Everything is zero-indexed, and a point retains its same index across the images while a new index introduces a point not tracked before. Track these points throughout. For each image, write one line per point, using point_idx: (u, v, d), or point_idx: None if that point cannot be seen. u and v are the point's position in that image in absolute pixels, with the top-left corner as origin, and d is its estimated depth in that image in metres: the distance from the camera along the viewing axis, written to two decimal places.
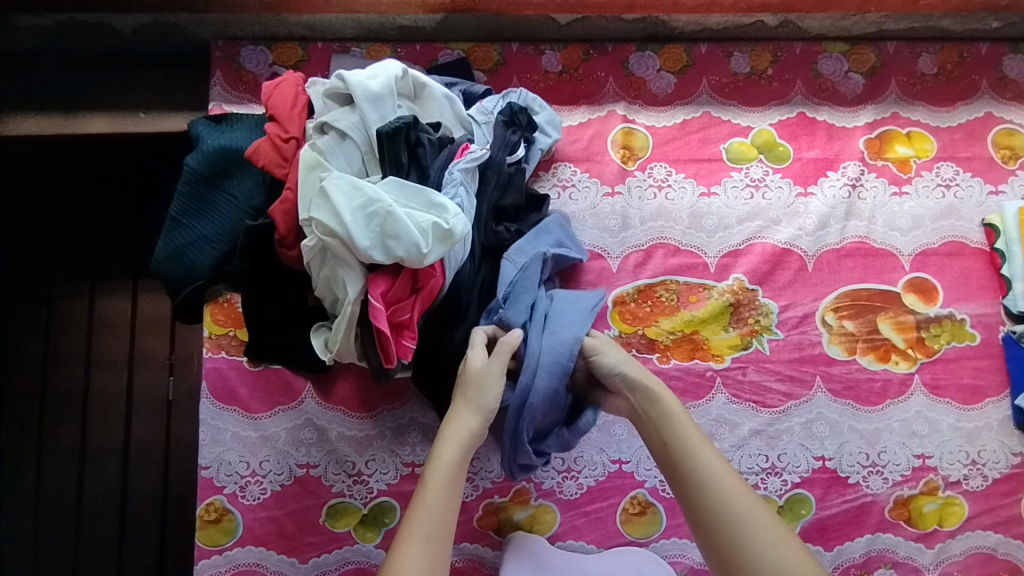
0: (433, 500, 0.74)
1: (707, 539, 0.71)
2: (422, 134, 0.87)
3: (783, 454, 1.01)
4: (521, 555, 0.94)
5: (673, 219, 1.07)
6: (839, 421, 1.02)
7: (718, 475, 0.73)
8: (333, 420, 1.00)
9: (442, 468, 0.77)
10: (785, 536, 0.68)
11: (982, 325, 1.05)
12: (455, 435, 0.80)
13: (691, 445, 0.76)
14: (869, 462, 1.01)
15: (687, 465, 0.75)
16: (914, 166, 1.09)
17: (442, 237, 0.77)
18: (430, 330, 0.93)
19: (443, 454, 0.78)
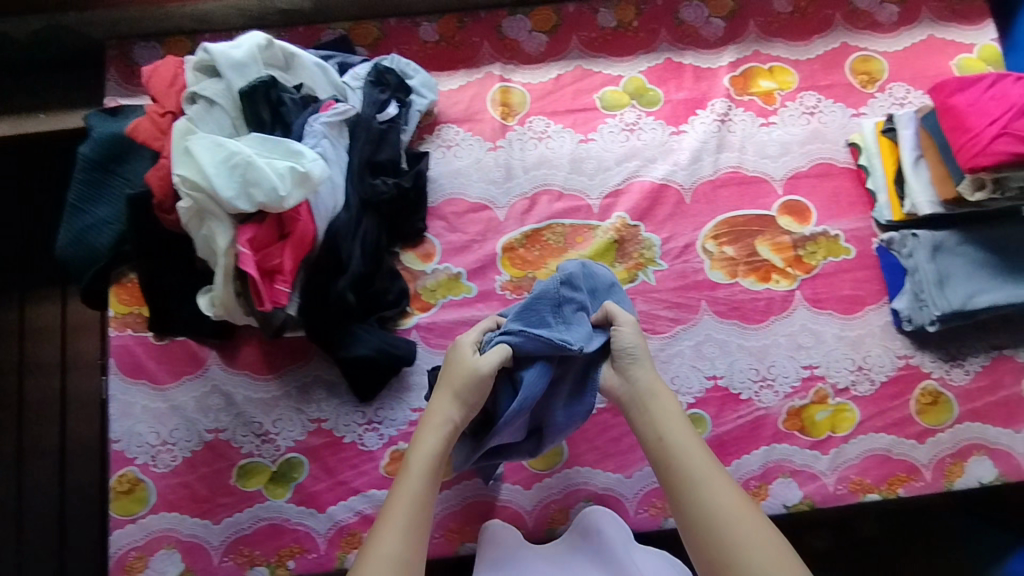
0: (411, 495, 0.79)
1: (692, 530, 0.75)
2: (285, 94, 0.90)
3: (676, 377, 1.05)
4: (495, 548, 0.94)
5: (554, 166, 1.12)
6: (727, 340, 1.07)
7: (709, 477, 0.77)
8: (239, 384, 1.04)
9: (419, 462, 0.81)
10: (763, 530, 0.73)
11: (857, 239, 1.10)
12: (431, 429, 0.83)
13: (686, 444, 0.80)
14: (759, 376, 1.06)
15: (680, 464, 0.79)
16: (778, 98, 1.14)
17: (299, 180, 0.81)
18: (315, 286, 0.94)
19: (420, 450, 0.82)
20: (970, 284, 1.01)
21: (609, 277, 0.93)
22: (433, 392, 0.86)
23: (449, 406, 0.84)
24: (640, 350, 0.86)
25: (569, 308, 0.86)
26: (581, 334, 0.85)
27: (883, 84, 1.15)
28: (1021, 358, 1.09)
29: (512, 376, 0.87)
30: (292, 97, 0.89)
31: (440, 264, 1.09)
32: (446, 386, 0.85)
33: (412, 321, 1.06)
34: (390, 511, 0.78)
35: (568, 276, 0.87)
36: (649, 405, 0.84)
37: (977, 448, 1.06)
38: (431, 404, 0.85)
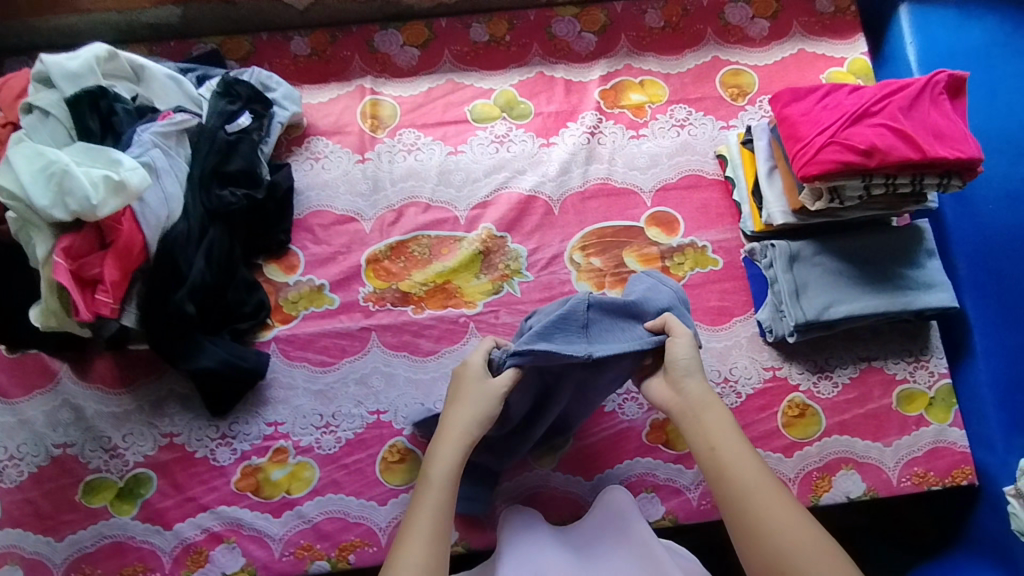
0: (429, 507, 0.74)
1: (746, 546, 0.69)
2: (119, 104, 0.93)
3: None
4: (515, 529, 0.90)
5: (422, 178, 1.12)
6: None
7: (760, 490, 0.71)
8: (90, 398, 1.02)
9: (444, 470, 0.77)
10: (823, 539, 0.68)
11: (724, 250, 1.10)
12: (454, 439, 0.79)
13: (740, 456, 0.73)
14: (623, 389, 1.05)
15: (734, 479, 0.72)
16: (648, 111, 1.16)
17: (115, 189, 0.82)
18: (154, 296, 0.93)
19: (436, 462, 0.78)
20: (826, 295, 1.01)
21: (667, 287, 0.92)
22: (450, 404, 0.84)
23: (481, 410, 0.81)
24: (687, 360, 0.80)
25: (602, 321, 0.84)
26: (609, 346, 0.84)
27: (753, 97, 1.16)
28: (890, 370, 1.07)
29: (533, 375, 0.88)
30: (126, 107, 0.93)
31: (303, 276, 1.07)
32: (457, 401, 0.83)
33: (271, 333, 1.04)
34: (411, 527, 0.73)
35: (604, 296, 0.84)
36: (701, 413, 0.78)
37: (846, 462, 1.02)
38: (452, 412, 0.82)
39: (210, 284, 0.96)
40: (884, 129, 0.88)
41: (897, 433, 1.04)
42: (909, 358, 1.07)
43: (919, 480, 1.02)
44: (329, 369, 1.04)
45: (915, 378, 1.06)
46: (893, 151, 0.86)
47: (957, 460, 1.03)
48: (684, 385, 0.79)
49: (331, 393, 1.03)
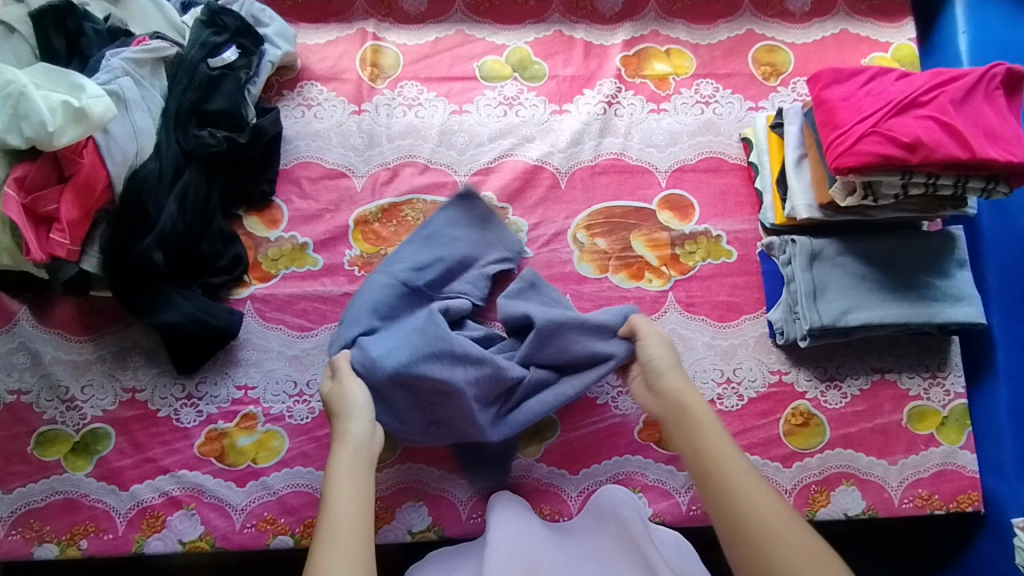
0: (341, 521, 0.69)
1: (730, 533, 0.68)
2: (88, 24, 0.86)
3: None
4: (505, 511, 0.87)
5: (421, 137, 1.04)
6: None
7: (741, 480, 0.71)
8: (48, 344, 0.95)
9: (348, 482, 0.73)
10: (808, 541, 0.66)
11: (740, 242, 1.02)
12: (352, 450, 0.76)
13: (722, 448, 0.74)
14: (619, 382, 0.99)
15: (716, 464, 0.73)
16: (672, 83, 1.07)
17: (74, 116, 0.73)
18: (118, 240, 0.85)
19: (335, 472, 0.74)
20: (845, 299, 0.94)
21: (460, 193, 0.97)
22: (335, 420, 0.80)
23: (364, 415, 0.80)
24: (663, 360, 0.84)
25: (421, 269, 0.93)
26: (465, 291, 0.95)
27: (787, 77, 1.07)
28: (903, 385, 1.00)
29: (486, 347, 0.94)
30: (96, 28, 0.86)
31: (285, 232, 0.99)
32: (338, 415, 0.81)
33: (247, 291, 0.97)
34: (324, 542, 0.67)
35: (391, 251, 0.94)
36: (688, 413, 0.78)
37: (847, 477, 0.96)
38: (342, 425, 0.79)
39: (181, 232, 0.88)
40: (931, 122, 0.79)
41: (904, 451, 0.98)
42: (925, 374, 1.00)
43: (922, 502, 0.96)
44: (307, 335, 0.97)
45: (929, 395, 1.00)
46: (940, 147, 0.78)
47: (964, 485, 0.97)
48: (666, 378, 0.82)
49: (307, 360, 0.97)
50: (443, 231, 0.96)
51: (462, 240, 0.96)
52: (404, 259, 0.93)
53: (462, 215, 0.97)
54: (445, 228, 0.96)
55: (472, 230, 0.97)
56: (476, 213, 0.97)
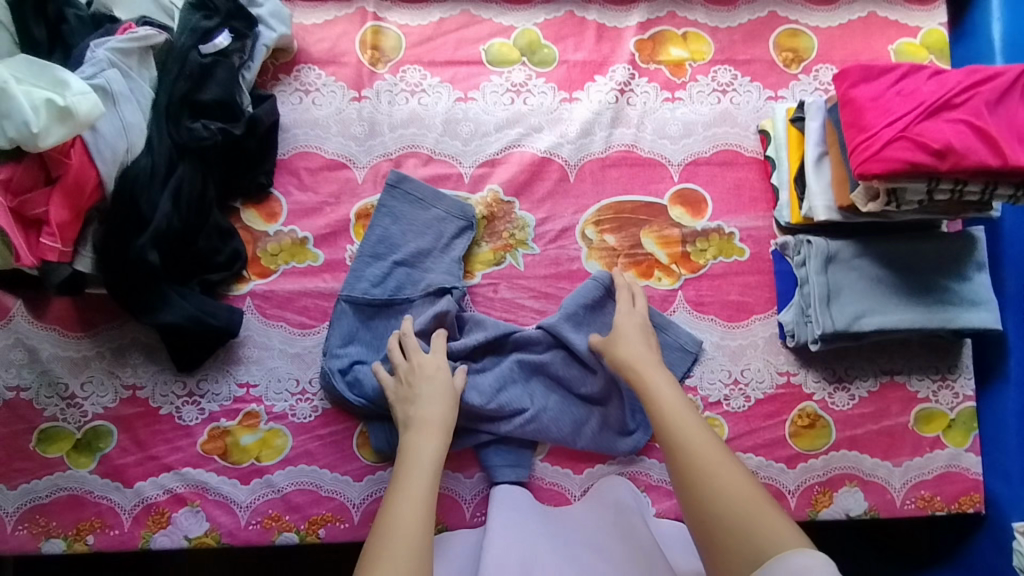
0: (415, 492, 0.73)
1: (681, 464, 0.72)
2: (71, 9, 0.81)
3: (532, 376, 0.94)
4: (508, 508, 0.87)
5: (425, 126, 0.99)
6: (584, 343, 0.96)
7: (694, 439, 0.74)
8: (45, 340, 0.93)
9: (422, 458, 0.78)
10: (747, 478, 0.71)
11: (753, 239, 0.99)
12: (431, 431, 0.81)
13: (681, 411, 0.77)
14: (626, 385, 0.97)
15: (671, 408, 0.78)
16: (689, 70, 1.02)
17: (59, 116, 0.69)
18: (111, 240, 0.82)
19: (419, 450, 0.78)
20: (859, 303, 0.91)
21: (389, 181, 0.96)
22: (417, 400, 0.84)
23: (449, 403, 0.85)
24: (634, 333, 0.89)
25: (378, 283, 0.93)
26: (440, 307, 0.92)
27: (809, 64, 1.02)
28: (912, 387, 0.99)
29: (509, 353, 0.95)
30: (79, 14, 0.81)
31: (284, 226, 0.96)
32: (416, 396, 0.84)
33: (247, 287, 0.95)
34: (398, 506, 0.72)
35: (351, 266, 0.94)
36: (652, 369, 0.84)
37: (850, 479, 0.96)
38: (422, 407, 0.83)
39: (176, 230, 0.85)
40: (964, 125, 0.75)
41: (909, 453, 0.97)
42: (935, 376, 0.99)
43: (924, 503, 0.96)
44: (309, 333, 0.95)
45: (938, 398, 0.99)
46: (972, 153, 0.74)
47: (967, 487, 0.97)
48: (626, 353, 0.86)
49: (309, 358, 0.95)
50: (393, 230, 0.95)
51: (414, 235, 0.95)
52: (365, 275, 0.93)
53: (401, 203, 0.96)
54: (391, 227, 0.95)
55: (416, 210, 0.96)
56: (414, 194, 0.96)
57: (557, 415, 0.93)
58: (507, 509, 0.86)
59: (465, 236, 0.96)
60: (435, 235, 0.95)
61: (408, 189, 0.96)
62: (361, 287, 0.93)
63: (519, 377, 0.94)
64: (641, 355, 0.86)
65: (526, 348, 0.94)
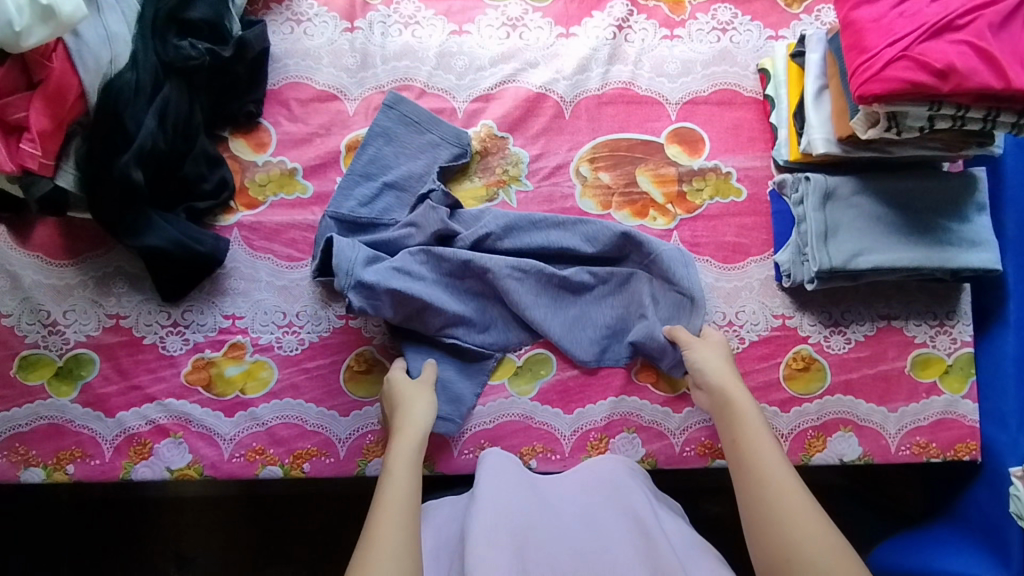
0: (398, 496, 0.72)
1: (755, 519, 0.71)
2: None
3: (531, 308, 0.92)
4: (504, 476, 0.82)
5: (418, 58, 0.97)
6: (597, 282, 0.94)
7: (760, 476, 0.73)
8: (28, 267, 0.92)
9: (403, 463, 0.76)
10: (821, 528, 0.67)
11: (750, 180, 0.98)
12: (411, 439, 0.79)
13: (761, 443, 0.76)
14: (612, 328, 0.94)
15: (751, 457, 0.75)
16: (688, 8, 1.00)
17: (42, 15, 0.67)
18: (93, 158, 0.80)
19: (399, 458, 0.77)
20: (857, 240, 0.90)
21: (386, 102, 0.94)
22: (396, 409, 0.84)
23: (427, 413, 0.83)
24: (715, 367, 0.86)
25: (366, 202, 0.91)
26: (421, 214, 0.90)
27: (810, 4, 1.00)
28: (909, 332, 0.97)
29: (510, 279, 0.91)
30: None
31: (273, 157, 0.95)
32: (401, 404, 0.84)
33: (234, 218, 0.93)
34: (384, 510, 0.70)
35: (340, 184, 0.92)
36: (737, 410, 0.80)
37: (844, 424, 0.95)
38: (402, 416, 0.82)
39: (161, 152, 0.83)
40: (967, 46, 0.73)
41: (904, 400, 0.96)
42: (933, 322, 0.98)
43: (919, 450, 0.95)
44: (296, 265, 0.94)
45: (935, 343, 0.97)
46: (975, 74, 0.72)
47: (963, 434, 0.95)
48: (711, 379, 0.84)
49: (296, 291, 0.94)
50: (386, 151, 0.93)
51: (407, 158, 0.94)
52: (351, 195, 0.91)
53: (396, 123, 0.94)
54: (384, 148, 0.94)
55: (410, 133, 0.94)
56: (410, 116, 0.94)
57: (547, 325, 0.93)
58: (491, 481, 0.81)
59: (461, 164, 0.95)
60: (429, 160, 0.94)
61: (405, 112, 0.95)
62: (347, 206, 0.91)
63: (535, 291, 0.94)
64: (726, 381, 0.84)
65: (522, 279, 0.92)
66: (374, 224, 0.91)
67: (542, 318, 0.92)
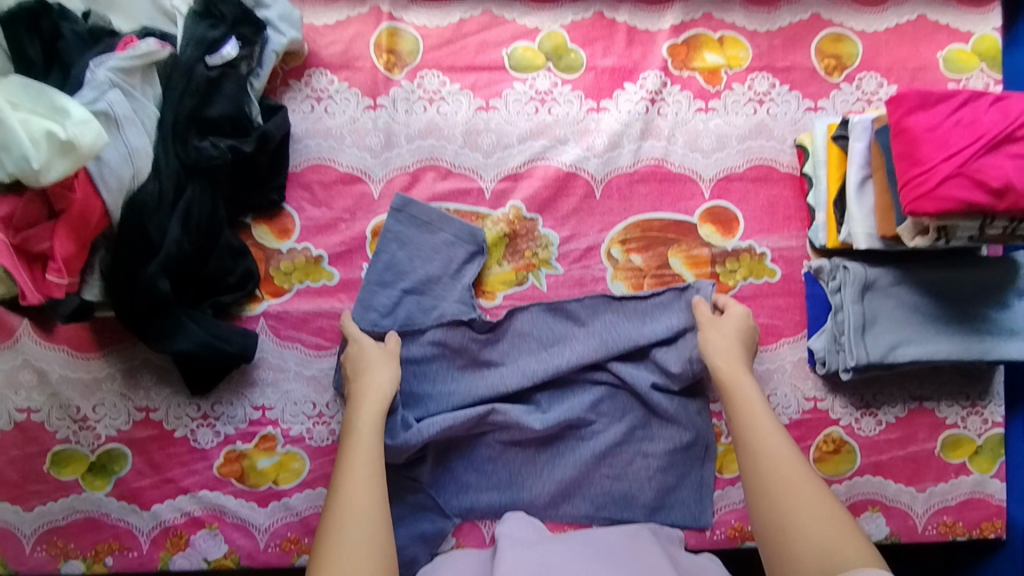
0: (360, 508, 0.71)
1: (755, 482, 0.72)
2: (67, 23, 0.73)
3: (550, 441, 0.92)
4: (525, 545, 0.84)
5: (444, 137, 0.94)
6: (625, 411, 0.93)
7: (771, 444, 0.74)
8: (55, 362, 0.91)
9: (364, 470, 0.74)
10: (823, 496, 0.69)
11: (785, 260, 0.95)
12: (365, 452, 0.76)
13: (762, 417, 0.78)
14: (629, 458, 0.92)
15: (752, 426, 0.77)
16: (724, 78, 0.96)
17: (61, 148, 0.64)
18: (119, 269, 0.78)
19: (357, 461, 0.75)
20: (894, 333, 0.89)
21: (394, 205, 0.91)
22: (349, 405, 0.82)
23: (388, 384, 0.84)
24: (719, 342, 0.87)
25: (388, 312, 0.90)
26: (449, 334, 0.90)
27: (852, 72, 0.96)
28: (941, 414, 0.97)
29: (524, 413, 0.90)
30: (75, 28, 0.72)
31: (297, 243, 0.92)
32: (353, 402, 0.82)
33: (260, 307, 0.92)
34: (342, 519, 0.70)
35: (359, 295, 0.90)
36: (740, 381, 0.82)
37: (873, 505, 0.95)
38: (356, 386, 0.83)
39: (185, 256, 0.81)
40: None
41: (933, 479, 0.96)
42: (965, 403, 0.97)
43: (945, 529, 0.96)
44: (324, 354, 0.93)
45: (966, 425, 0.97)
46: None
47: (990, 513, 0.96)
48: (713, 357, 0.85)
49: (324, 382, 0.93)
50: (400, 256, 0.91)
51: (422, 261, 0.92)
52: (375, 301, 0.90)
53: (406, 227, 0.91)
54: (398, 253, 0.91)
55: (423, 234, 0.91)
56: (421, 217, 0.92)
57: (557, 454, 0.92)
58: (514, 544, 0.84)
59: (477, 261, 0.93)
60: (445, 260, 0.92)
61: (416, 212, 0.92)
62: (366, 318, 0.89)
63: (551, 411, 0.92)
64: (732, 355, 0.85)
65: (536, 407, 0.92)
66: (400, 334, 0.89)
67: (556, 445, 0.92)
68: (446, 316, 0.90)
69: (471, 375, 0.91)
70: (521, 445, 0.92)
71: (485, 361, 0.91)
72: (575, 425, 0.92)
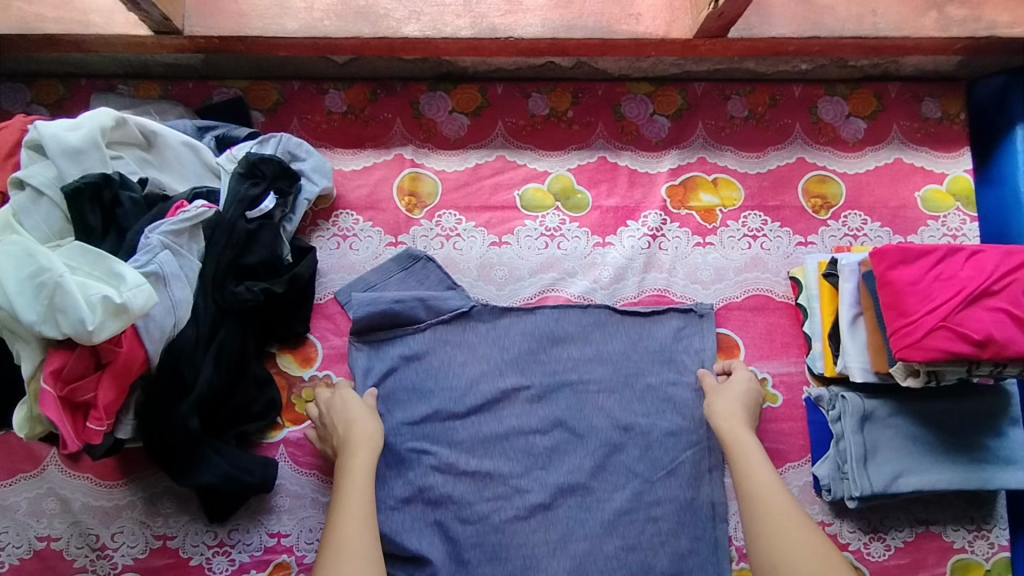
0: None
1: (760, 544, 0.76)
2: (125, 191, 0.81)
3: (559, 512, 0.90)
4: None
5: (460, 270, 1.00)
6: (632, 476, 0.92)
7: (772, 502, 0.79)
8: (78, 489, 0.93)
9: (357, 535, 0.77)
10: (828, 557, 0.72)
11: (786, 386, 0.99)
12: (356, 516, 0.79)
13: (767, 480, 0.81)
14: (642, 528, 0.90)
15: (756, 488, 0.81)
16: (719, 216, 1.04)
17: (115, 311, 0.70)
18: (154, 409, 0.83)
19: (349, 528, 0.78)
20: (895, 462, 0.92)
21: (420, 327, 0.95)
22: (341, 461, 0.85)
23: (374, 433, 0.88)
24: (721, 399, 0.91)
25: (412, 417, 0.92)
26: (452, 402, 0.92)
27: (837, 211, 1.04)
28: (948, 538, 0.98)
29: (529, 476, 0.91)
30: (133, 196, 0.81)
31: (318, 371, 0.97)
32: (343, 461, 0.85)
33: (281, 434, 0.95)
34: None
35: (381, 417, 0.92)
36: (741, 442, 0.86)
37: None
38: (351, 435, 0.86)
39: (215, 393, 0.85)
40: (1003, 314, 0.76)
41: None
42: (970, 527, 0.99)
43: None
44: None
45: (973, 549, 0.98)
46: (1013, 343, 0.75)
47: None
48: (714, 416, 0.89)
49: None
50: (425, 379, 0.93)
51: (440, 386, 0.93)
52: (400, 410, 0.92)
53: (426, 350, 0.95)
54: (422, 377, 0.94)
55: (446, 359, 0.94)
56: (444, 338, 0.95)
57: (566, 519, 0.90)
58: None
59: None
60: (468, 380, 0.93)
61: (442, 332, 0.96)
62: (365, 376, 0.94)
63: (557, 476, 0.91)
64: (733, 412, 0.89)
65: (546, 471, 0.92)
66: (410, 401, 0.93)
67: (566, 512, 0.91)
68: (452, 385, 0.93)
69: (475, 440, 0.92)
70: (529, 510, 0.90)
71: (491, 425, 0.93)
72: (577, 488, 0.91)
